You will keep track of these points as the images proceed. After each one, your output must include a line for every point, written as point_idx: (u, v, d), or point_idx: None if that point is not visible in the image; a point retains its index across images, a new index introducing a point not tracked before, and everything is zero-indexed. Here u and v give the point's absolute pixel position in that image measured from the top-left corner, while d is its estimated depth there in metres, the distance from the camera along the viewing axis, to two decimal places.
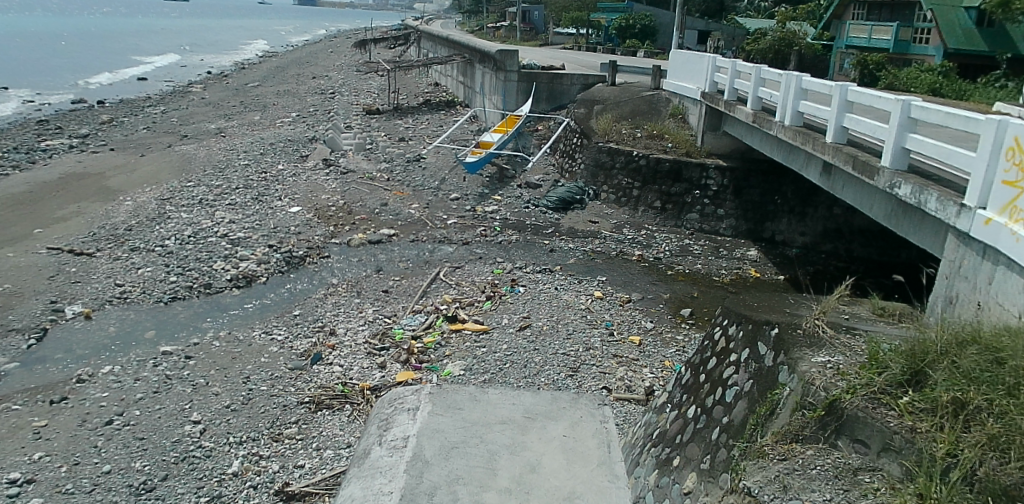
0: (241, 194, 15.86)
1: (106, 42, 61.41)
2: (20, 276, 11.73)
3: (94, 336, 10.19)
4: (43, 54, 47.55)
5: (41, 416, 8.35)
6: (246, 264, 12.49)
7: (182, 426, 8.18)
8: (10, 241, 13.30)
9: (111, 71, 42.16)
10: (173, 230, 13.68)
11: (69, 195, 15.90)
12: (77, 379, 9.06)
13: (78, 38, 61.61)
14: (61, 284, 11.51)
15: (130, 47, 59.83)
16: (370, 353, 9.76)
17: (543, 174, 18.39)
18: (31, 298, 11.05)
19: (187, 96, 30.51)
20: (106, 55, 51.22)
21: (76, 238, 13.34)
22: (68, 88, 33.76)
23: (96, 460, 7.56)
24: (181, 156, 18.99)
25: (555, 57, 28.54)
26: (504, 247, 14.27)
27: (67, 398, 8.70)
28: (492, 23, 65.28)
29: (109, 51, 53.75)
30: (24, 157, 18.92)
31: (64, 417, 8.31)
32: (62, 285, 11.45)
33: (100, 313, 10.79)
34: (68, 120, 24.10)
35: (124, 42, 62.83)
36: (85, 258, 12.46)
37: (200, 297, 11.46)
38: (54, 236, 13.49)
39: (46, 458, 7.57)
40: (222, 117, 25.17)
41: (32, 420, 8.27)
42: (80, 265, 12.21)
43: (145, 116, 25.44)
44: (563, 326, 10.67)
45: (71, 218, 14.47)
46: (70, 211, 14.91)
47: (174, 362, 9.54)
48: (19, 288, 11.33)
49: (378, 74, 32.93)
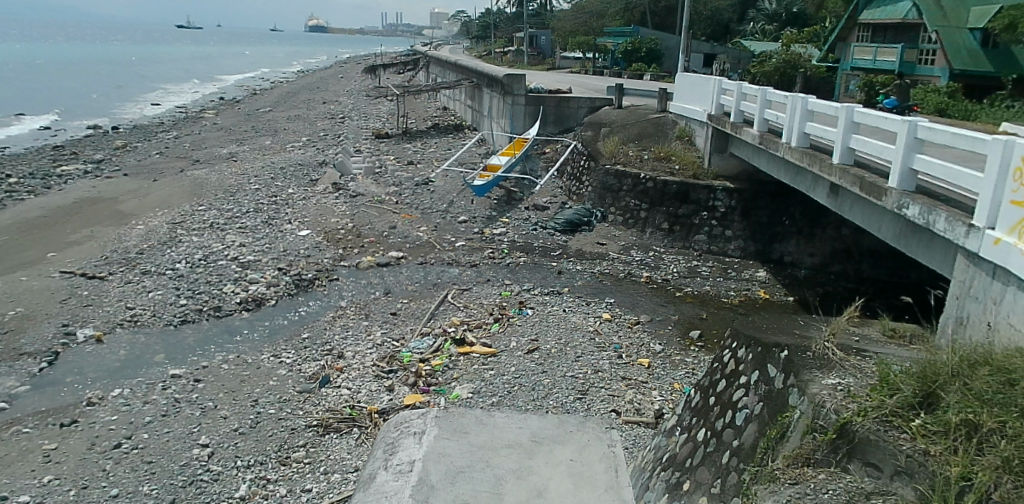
0: (251, 218, 16.01)
1: (122, 68, 62.73)
2: (32, 299, 11.85)
3: (104, 359, 10.25)
4: (60, 81, 48.55)
5: (51, 439, 8.39)
6: (256, 287, 12.59)
7: (191, 450, 8.19)
8: (22, 265, 13.46)
9: (126, 97, 43.03)
10: (184, 253, 13.82)
11: (82, 220, 16.10)
12: (86, 402, 9.11)
13: (92, 65, 62.89)
14: (73, 307, 11.61)
15: (146, 73, 60.99)
16: (378, 375, 9.77)
17: (551, 197, 18.50)
18: (43, 322, 11.15)
19: (200, 121, 31.02)
20: (120, 81, 52.18)
21: (88, 261, 13.50)
22: (84, 114, 34.39)
23: (104, 484, 7.57)
24: (192, 181, 19.23)
25: (563, 81, 28.87)
26: (512, 269, 14.31)
27: (77, 421, 8.74)
28: (500, 48, 66.21)
29: (124, 78, 54.81)
30: (39, 183, 19.20)
31: (73, 441, 8.34)
32: (74, 309, 11.56)
33: (111, 335, 10.88)
34: (83, 146, 24.47)
35: (139, 69, 64.13)
36: (97, 281, 12.60)
37: (210, 319, 11.55)
38: (66, 259, 13.65)
39: (55, 482, 7.58)
40: (234, 142, 25.51)
41: (42, 443, 8.31)
42: (91, 288, 12.33)
43: (158, 141, 25.80)
44: (572, 348, 10.66)
45: (84, 242, 14.64)
46: (82, 235, 15.09)
47: (183, 385, 9.59)
48: (31, 311, 11.45)
49: (387, 99, 33.39)
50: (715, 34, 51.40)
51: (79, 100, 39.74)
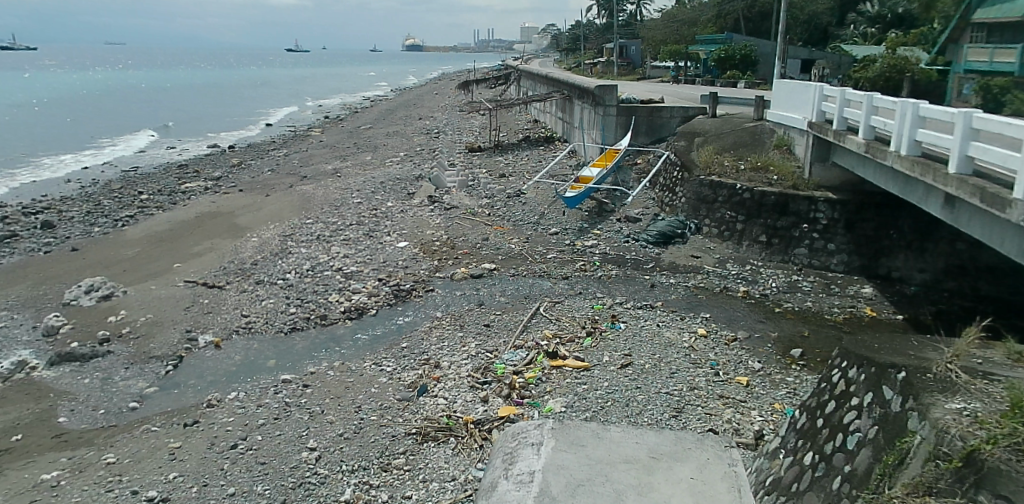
0: (353, 230, 16.62)
1: (240, 91, 67.23)
2: (161, 306, 12.76)
3: (223, 364, 10.86)
4: (183, 103, 52.44)
5: (176, 438, 8.93)
6: (359, 297, 13.03)
7: (299, 453, 8.51)
8: (152, 275, 14.55)
9: (241, 117, 46.10)
10: (293, 264, 14.51)
11: (203, 233, 17.25)
12: (207, 404, 9.67)
13: (212, 88, 67.84)
14: (195, 315, 12.40)
15: (260, 94, 65.16)
16: (473, 387, 9.83)
17: (642, 208, 18.20)
18: (170, 327, 11.96)
19: (307, 139, 32.69)
20: (235, 102, 56.05)
21: (209, 271, 14.40)
22: (203, 134, 36.96)
23: (223, 483, 7.99)
24: (301, 196, 20.22)
25: (654, 91, 28.47)
26: (604, 282, 14.12)
27: (198, 422, 9.28)
28: (588, 61, 66.16)
29: (240, 100, 58.79)
30: (166, 199, 20.75)
31: (196, 440, 8.86)
32: (196, 316, 12.34)
33: (227, 339, 11.58)
34: (204, 164, 26.28)
35: (255, 91, 68.58)
36: (216, 290, 13.42)
37: (317, 327, 12.04)
38: (190, 270, 14.65)
39: (179, 479, 8.06)
40: (337, 158, 26.67)
41: (169, 442, 8.85)
42: (211, 296, 13.14)
43: (269, 158, 27.34)
44: (666, 364, 10.34)
45: (205, 254, 15.66)
46: (204, 247, 16.16)
47: (293, 390, 10.00)
48: (160, 318, 12.32)
49: (479, 114, 34.07)
50: (814, 39, 49.26)
51: (197, 120, 42.80)
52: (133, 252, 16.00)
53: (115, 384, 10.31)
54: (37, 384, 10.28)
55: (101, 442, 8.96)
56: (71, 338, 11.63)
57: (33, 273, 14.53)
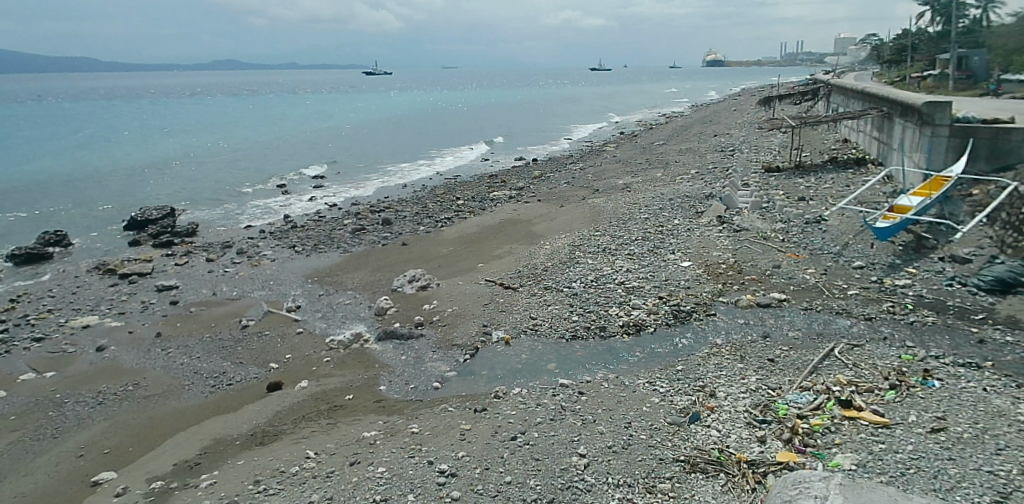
0: (639, 246, 16.71)
1: (546, 105, 72.74)
2: (465, 300, 14.27)
3: (510, 360, 11.69)
4: (497, 117, 58.52)
5: (466, 421, 9.85)
6: (639, 312, 13.02)
7: (570, 456, 8.75)
8: (461, 271, 16.38)
9: (544, 128, 49.70)
10: (579, 273, 15.09)
11: (505, 238, 18.90)
12: (494, 395, 10.49)
13: (524, 104, 74.62)
14: (492, 311, 13.61)
15: (562, 109, 69.74)
16: (749, 423, 9.10)
17: (978, 247, 15.13)
18: (470, 320, 13.32)
19: (602, 154, 33.90)
20: (539, 116, 60.76)
21: (506, 274, 15.72)
22: (507, 147, 40.60)
23: (501, 470, 8.57)
24: (593, 209, 21.00)
25: (1009, 108, 23.43)
26: (919, 329, 12.04)
27: (486, 409, 10.11)
28: (920, 71, 57.27)
29: (545, 113, 63.51)
30: (477, 205, 23.27)
31: (482, 425, 9.67)
32: (492, 312, 13.54)
33: (515, 341, 12.41)
34: (509, 175, 28.90)
35: (559, 105, 73.63)
36: (511, 291, 14.58)
37: (596, 338, 12.30)
38: (491, 270, 16.16)
39: (466, 458, 8.84)
40: (629, 174, 27.19)
41: (460, 422, 9.80)
42: (506, 296, 14.31)
43: (565, 172, 29.00)
44: (996, 439, 8.37)
45: (504, 257, 17.14)
46: (504, 251, 17.69)
47: (569, 395, 10.35)
48: (463, 310, 13.79)
49: (781, 132, 31.81)
50: None
51: (501, 131, 47.15)
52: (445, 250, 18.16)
53: (419, 367, 11.71)
54: (363, 357, 12.14)
55: (406, 416, 10.18)
56: (394, 320, 13.58)
57: (368, 262, 17.28)
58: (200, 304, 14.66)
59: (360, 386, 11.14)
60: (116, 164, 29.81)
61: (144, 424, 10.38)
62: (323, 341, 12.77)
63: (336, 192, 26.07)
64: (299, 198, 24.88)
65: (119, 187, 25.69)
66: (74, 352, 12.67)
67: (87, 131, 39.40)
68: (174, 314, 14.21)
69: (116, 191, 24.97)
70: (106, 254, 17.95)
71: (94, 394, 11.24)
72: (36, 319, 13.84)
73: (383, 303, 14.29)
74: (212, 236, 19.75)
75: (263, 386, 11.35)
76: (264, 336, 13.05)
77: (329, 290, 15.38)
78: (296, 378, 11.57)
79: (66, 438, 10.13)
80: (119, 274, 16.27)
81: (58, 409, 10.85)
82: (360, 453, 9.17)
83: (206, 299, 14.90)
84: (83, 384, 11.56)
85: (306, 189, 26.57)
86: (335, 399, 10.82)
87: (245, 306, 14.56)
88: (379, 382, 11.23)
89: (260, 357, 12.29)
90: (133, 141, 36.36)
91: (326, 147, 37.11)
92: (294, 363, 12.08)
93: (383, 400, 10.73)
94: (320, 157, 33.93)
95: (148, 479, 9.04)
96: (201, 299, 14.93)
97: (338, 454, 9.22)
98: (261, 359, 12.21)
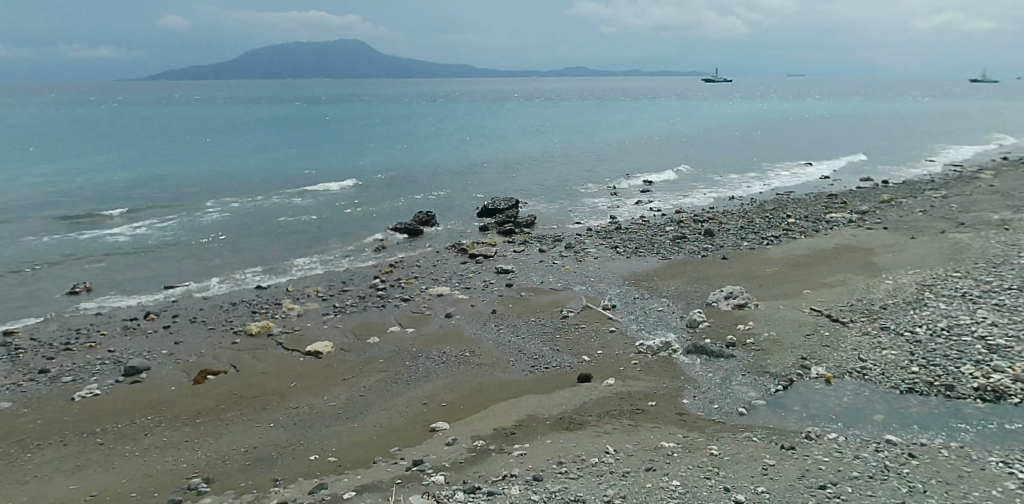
0: (1011, 244, 13.16)
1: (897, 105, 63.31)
2: (769, 275, 12.78)
3: (813, 334, 10.03)
4: (831, 113, 52.72)
5: (748, 396, 8.68)
6: (1003, 306, 10.15)
7: (875, 460, 7.14)
8: (768, 248, 14.76)
9: (891, 124, 43.14)
10: (918, 266, 12.45)
11: (827, 224, 16.60)
12: (787, 374, 9.08)
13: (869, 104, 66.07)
14: (800, 288, 11.92)
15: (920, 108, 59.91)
16: None
17: None
18: (771, 293, 11.85)
19: (968, 158, 28.01)
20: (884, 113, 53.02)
21: (823, 257, 13.71)
22: (840, 140, 36.05)
23: (783, 456, 7.33)
24: (949, 209, 17.34)
25: None
26: None
27: (773, 390, 8.78)
28: None
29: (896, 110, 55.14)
30: (795, 196, 21.04)
31: (767, 407, 8.43)
32: (799, 289, 11.86)
33: (837, 333, 9.98)
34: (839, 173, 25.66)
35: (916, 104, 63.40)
36: (825, 273, 12.64)
37: (935, 322, 9.92)
38: (805, 251, 14.25)
39: (745, 438, 7.77)
40: (1005, 177, 21.93)
41: (742, 397, 8.66)
42: (818, 277, 12.44)
43: (913, 174, 24.65)
44: None
45: (824, 240, 15.00)
46: (825, 235, 15.49)
47: (884, 392, 8.48)
48: (765, 284, 12.34)
49: None
50: None
51: (856, 128, 41.06)
52: (769, 234, 15.79)
53: (719, 341, 10.09)
54: (656, 322, 10.93)
55: (688, 395, 8.81)
56: (695, 293, 11.98)
57: (682, 235, 15.96)
58: (510, 254, 15.08)
59: (647, 347, 10.01)
60: (474, 148, 33.99)
61: (439, 333, 10.77)
62: (612, 299, 11.87)
63: (657, 178, 25.26)
64: (622, 182, 24.79)
65: (473, 163, 29.05)
66: (398, 268, 14.08)
67: (461, 125, 46.06)
68: (486, 255, 14.86)
69: (470, 166, 28.28)
70: (447, 212, 20.18)
71: (404, 301, 12.13)
72: (380, 248, 15.99)
73: (689, 277, 12.94)
74: (537, 209, 20.72)
75: (548, 327, 10.87)
76: (563, 286, 12.72)
77: (635, 256, 14.60)
78: (581, 324, 10.91)
79: (375, 328, 11.00)
80: (452, 231, 17.93)
81: (374, 304, 11.93)
82: (634, 427, 8.14)
83: (517, 251, 15.29)
84: (399, 291, 12.62)
85: (625, 173, 26.42)
86: (616, 358, 9.83)
87: (549, 259, 14.59)
88: (668, 349, 9.89)
89: (549, 302, 11.91)
90: (491, 133, 41.30)
91: (656, 141, 36.76)
92: (582, 311, 11.40)
93: (668, 369, 9.41)
94: (649, 148, 33.64)
95: (427, 384, 9.24)
96: (513, 251, 15.39)
97: (611, 416, 8.34)
98: (551, 304, 11.80)
